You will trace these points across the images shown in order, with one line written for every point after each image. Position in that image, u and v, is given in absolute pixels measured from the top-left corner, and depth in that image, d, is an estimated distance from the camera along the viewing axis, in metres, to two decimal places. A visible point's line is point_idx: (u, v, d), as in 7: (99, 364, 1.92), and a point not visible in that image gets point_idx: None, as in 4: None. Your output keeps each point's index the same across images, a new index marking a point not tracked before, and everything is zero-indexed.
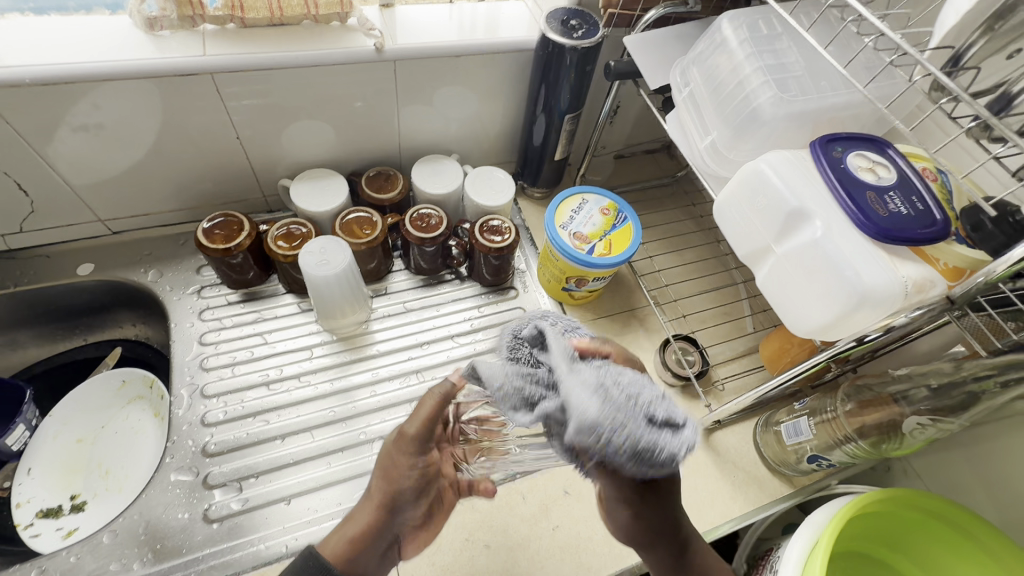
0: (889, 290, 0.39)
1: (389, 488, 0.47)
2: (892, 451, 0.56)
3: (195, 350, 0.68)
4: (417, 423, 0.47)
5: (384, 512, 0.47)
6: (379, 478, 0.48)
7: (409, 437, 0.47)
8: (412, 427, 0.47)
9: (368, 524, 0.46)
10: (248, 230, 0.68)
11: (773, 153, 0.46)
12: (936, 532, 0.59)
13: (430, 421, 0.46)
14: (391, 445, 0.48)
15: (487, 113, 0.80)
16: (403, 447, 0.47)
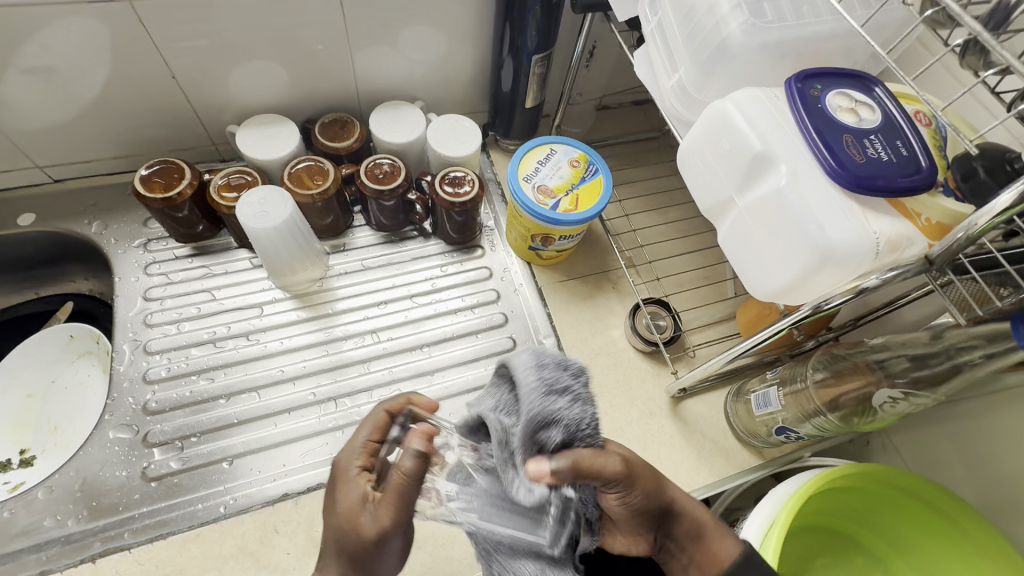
0: (856, 248, 0.35)
1: (353, 570, 0.40)
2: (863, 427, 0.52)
3: (140, 306, 0.65)
4: (391, 509, 0.39)
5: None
6: (337, 560, 0.40)
7: (382, 532, 0.39)
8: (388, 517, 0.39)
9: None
10: (189, 178, 0.63)
11: (743, 91, 0.40)
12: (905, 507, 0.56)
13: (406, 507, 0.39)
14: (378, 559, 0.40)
15: (454, 54, 0.73)
16: (378, 541, 0.39)
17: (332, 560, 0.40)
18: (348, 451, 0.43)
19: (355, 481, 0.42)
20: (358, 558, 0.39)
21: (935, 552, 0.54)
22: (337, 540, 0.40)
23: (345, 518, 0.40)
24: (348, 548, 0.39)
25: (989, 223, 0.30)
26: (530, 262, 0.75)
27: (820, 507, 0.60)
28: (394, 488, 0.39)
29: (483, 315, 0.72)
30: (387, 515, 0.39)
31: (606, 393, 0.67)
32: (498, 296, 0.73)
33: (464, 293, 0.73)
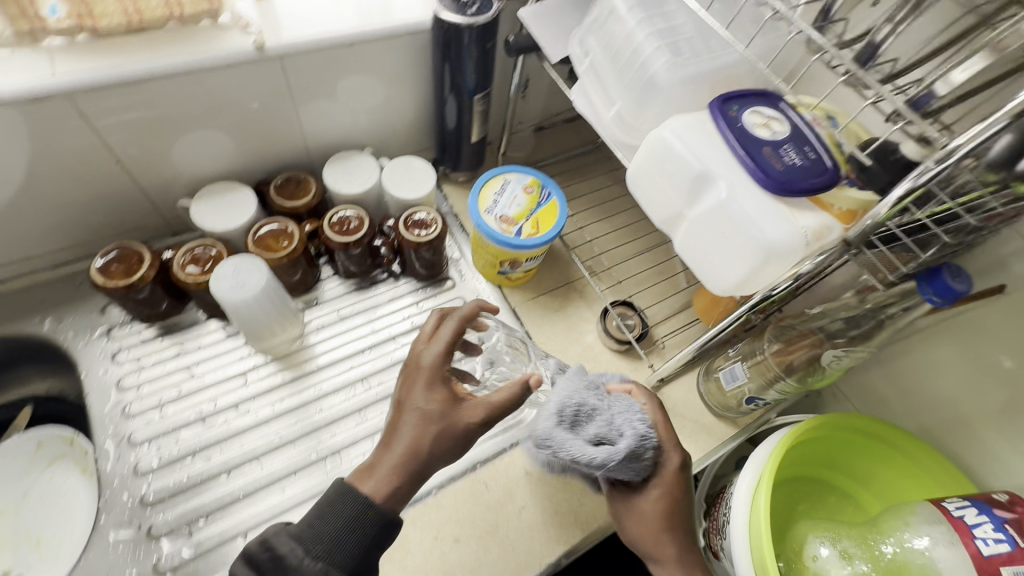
0: (791, 243, 0.41)
1: (430, 448, 0.45)
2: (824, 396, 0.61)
3: (115, 398, 0.63)
4: (495, 403, 0.47)
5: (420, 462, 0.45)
6: (421, 418, 0.46)
7: (474, 424, 0.46)
8: (487, 407, 0.47)
9: (401, 473, 0.44)
10: (149, 260, 0.62)
11: (675, 118, 0.47)
12: (863, 446, 0.65)
13: (505, 405, 0.48)
14: (454, 431, 0.46)
15: (396, 99, 0.76)
16: (467, 430, 0.46)
17: (412, 435, 0.45)
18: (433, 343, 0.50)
19: (441, 371, 0.48)
20: (442, 436, 0.45)
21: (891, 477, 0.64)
22: (427, 411, 0.46)
23: (437, 399, 0.47)
24: (434, 426, 0.45)
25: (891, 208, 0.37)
26: (501, 285, 0.78)
27: (794, 460, 0.68)
28: (493, 395, 0.48)
29: None
30: (483, 411, 0.47)
31: None
32: None
33: None
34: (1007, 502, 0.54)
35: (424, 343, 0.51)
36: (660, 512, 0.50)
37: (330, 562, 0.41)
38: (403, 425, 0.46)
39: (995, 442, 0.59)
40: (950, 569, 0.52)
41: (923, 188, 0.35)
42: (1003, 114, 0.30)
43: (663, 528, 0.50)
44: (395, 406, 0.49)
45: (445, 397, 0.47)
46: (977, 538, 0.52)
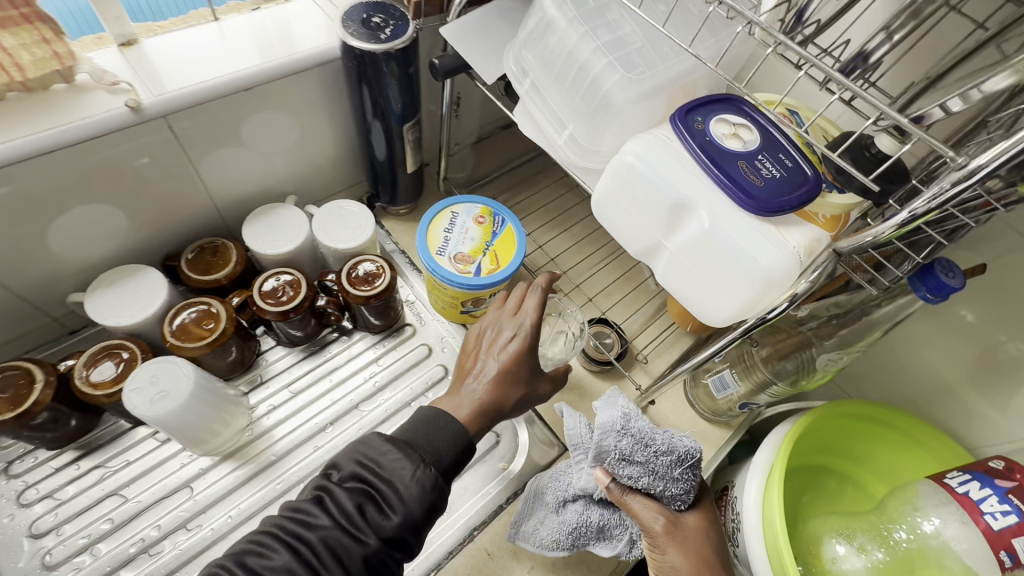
0: (787, 268, 0.37)
1: (508, 402, 0.48)
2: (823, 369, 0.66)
3: (30, 549, 0.53)
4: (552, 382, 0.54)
5: (500, 414, 0.48)
6: (514, 375, 0.49)
7: (542, 394, 0.52)
8: (548, 384, 0.53)
9: (481, 419, 0.47)
10: (42, 379, 0.52)
11: (637, 140, 0.42)
12: (856, 430, 0.65)
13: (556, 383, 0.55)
14: (528, 394, 0.51)
15: (315, 138, 0.67)
16: (535, 395, 0.52)
17: (497, 384, 0.48)
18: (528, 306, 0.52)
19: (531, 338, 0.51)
20: (521, 392, 0.50)
21: (887, 454, 0.64)
22: (518, 371, 0.49)
23: (529, 357, 0.50)
24: (519, 384, 0.49)
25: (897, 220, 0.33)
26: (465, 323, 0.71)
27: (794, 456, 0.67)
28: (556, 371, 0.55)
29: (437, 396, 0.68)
30: (549, 384, 0.53)
31: None
32: (447, 370, 0.69)
33: (410, 381, 0.68)
34: (1006, 470, 0.53)
35: (510, 318, 0.52)
36: (698, 543, 0.49)
37: (439, 470, 0.42)
38: (491, 373, 0.48)
39: (981, 405, 0.60)
40: (966, 548, 0.52)
41: (937, 211, 0.32)
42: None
43: (711, 559, 0.48)
44: (472, 357, 0.51)
45: (533, 362, 0.51)
46: (986, 513, 0.51)
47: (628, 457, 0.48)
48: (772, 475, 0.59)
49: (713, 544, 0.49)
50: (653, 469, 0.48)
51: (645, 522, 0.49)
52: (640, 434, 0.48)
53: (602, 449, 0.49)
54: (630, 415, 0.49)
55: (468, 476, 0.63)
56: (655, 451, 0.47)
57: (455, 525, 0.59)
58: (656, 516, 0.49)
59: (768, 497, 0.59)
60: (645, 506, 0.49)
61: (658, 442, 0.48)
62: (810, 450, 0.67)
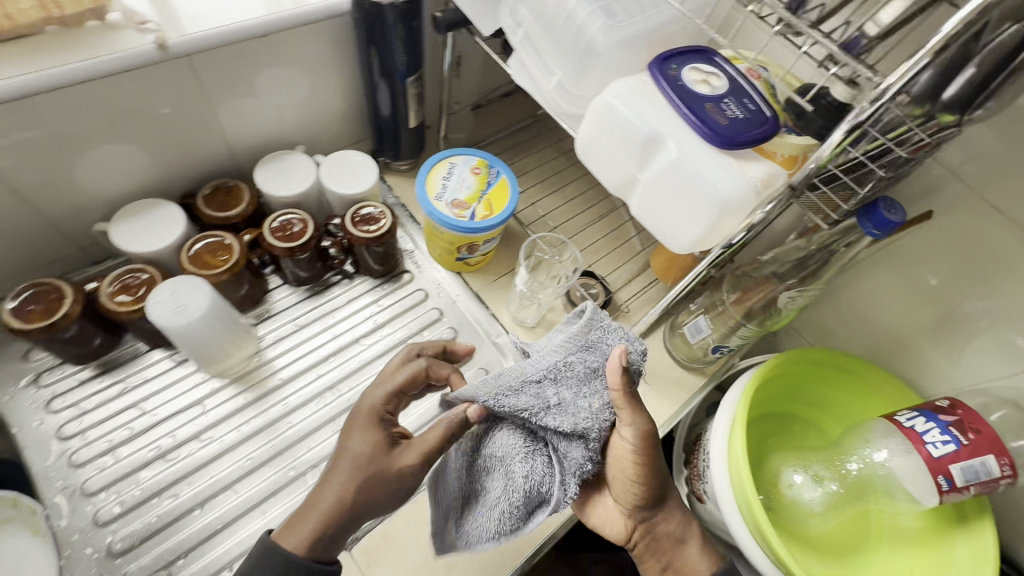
0: (742, 195, 0.42)
1: (354, 495, 0.44)
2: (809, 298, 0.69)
3: (57, 449, 0.58)
4: (421, 450, 0.46)
5: (351, 510, 0.44)
6: (356, 463, 0.45)
7: (408, 467, 0.45)
8: (413, 457, 0.45)
9: (323, 522, 0.44)
10: (70, 295, 0.57)
11: (618, 83, 0.46)
12: (817, 374, 0.70)
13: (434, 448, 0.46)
14: (383, 478, 0.45)
15: (323, 91, 0.71)
16: (397, 472, 0.45)
17: (340, 479, 0.45)
18: (383, 386, 0.50)
19: (382, 414, 0.48)
20: (368, 480, 0.45)
21: (841, 397, 0.70)
22: (360, 457, 0.45)
23: (371, 444, 0.46)
24: (362, 471, 0.44)
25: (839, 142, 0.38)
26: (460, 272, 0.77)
27: (761, 399, 0.71)
28: (432, 434, 0.46)
29: (433, 335, 0.73)
30: (416, 454, 0.45)
31: None
32: (442, 314, 0.74)
33: (406, 321, 0.73)
34: (949, 406, 0.57)
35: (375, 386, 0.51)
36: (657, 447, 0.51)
37: None
38: (337, 466, 0.46)
39: (932, 353, 0.65)
40: (908, 475, 0.57)
41: (859, 128, 0.37)
42: (928, 52, 0.32)
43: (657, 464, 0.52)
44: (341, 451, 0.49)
45: (379, 442, 0.46)
46: (928, 443, 0.55)
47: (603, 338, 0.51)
48: (735, 417, 0.64)
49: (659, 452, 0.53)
50: (637, 365, 0.49)
51: (636, 412, 0.47)
52: (611, 329, 0.52)
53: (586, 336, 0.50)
54: (596, 315, 0.52)
55: None
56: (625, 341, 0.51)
57: None
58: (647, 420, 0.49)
59: (735, 432, 0.63)
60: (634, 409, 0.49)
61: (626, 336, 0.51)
62: (776, 395, 0.72)
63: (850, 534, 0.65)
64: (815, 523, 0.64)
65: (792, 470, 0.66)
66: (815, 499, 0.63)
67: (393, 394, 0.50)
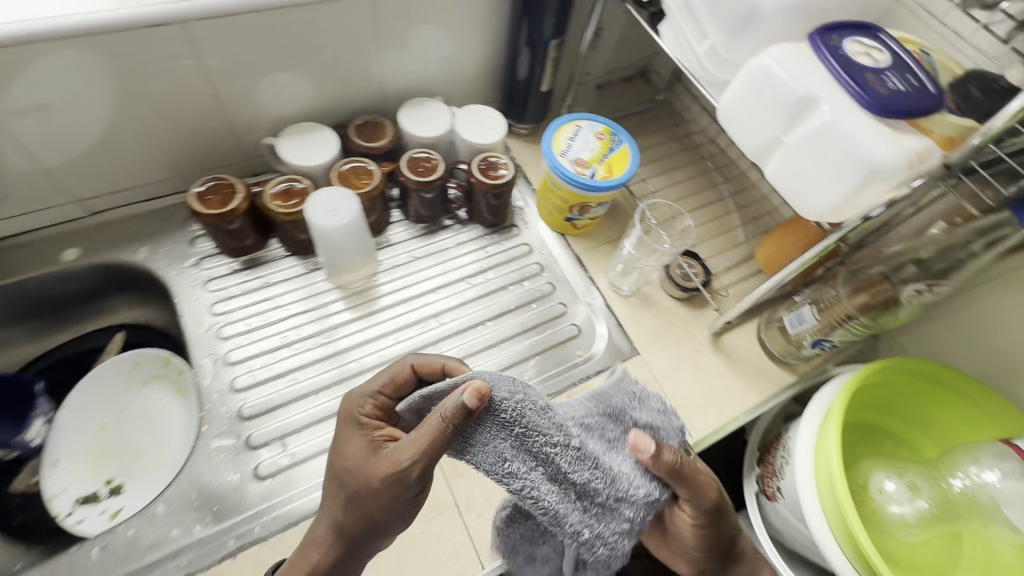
0: (894, 163, 0.42)
1: (348, 504, 0.46)
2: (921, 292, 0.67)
3: (208, 322, 0.67)
4: (408, 450, 0.43)
5: (345, 515, 0.46)
6: (343, 470, 0.47)
7: (387, 473, 0.44)
8: (401, 458, 0.43)
9: (331, 535, 0.47)
10: (242, 192, 0.66)
11: (777, 47, 0.47)
12: (925, 391, 0.65)
13: (415, 454, 0.42)
14: (367, 485, 0.45)
15: (469, 48, 0.78)
16: (384, 482, 0.44)
17: (336, 487, 0.47)
18: (365, 394, 0.51)
19: (368, 422, 0.50)
20: (359, 494, 0.45)
21: (952, 421, 0.64)
22: (345, 463, 0.47)
23: (356, 458, 0.47)
24: (352, 476, 0.46)
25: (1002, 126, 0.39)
26: (565, 234, 0.80)
27: (857, 408, 0.68)
28: (412, 440, 0.43)
29: (531, 287, 0.77)
30: (407, 458, 0.43)
31: (655, 337, 0.74)
32: (542, 269, 0.78)
33: (509, 270, 0.77)
34: None
35: (358, 393, 0.52)
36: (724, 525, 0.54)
37: None
38: (331, 476, 0.49)
39: None
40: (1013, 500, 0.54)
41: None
42: None
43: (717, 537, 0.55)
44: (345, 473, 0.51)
45: (363, 451, 0.47)
46: None
47: (628, 406, 0.48)
48: (832, 412, 0.61)
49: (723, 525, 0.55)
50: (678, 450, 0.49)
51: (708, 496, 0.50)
52: (641, 397, 0.49)
53: (607, 402, 0.48)
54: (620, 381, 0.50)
55: (546, 356, 0.71)
56: (652, 410, 0.48)
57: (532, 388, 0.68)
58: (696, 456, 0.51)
59: (825, 432, 0.61)
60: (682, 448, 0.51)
61: (659, 403, 0.49)
62: (873, 406, 0.68)
63: (939, 559, 0.60)
64: (904, 536, 0.60)
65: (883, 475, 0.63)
66: (905, 508, 0.61)
67: (373, 399, 0.51)
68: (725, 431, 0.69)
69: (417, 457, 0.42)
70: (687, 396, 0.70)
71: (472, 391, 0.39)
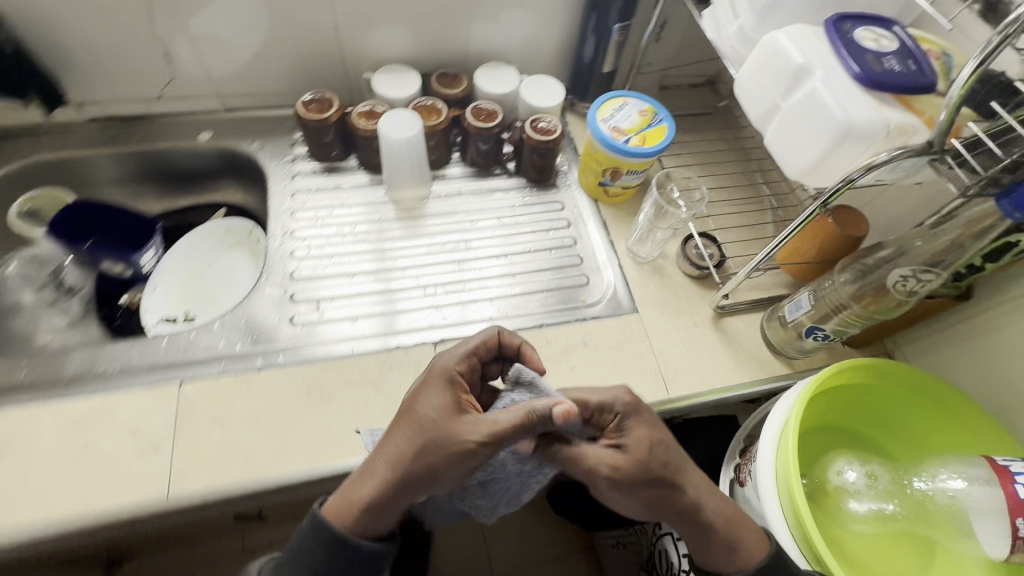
0: (870, 124, 0.46)
1: (413, 455, 0.50)
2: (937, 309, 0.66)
3: (287, 203, 0.83)
4: (487, 425, 0.50)
5: (408, 469, 0.50)
6: (419, 421, 0.51)
7: (474, 438, 0.49)
8: (481, 431, 0.49)
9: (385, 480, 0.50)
10: (337, 107, 0.81)
11: (790, 27, 0.53)
12: (907, 400, 0.64)
13: (501, 430, 0.49)
14: (451, 444, 0.49)
15: (549, 27, 0.89)
16: (465, 448, 0.49)
17: (407, 436, 0.51)
18: (457, 358, 0.56)
19: (454, 383, 0.54)
20: (438, 447, 0.49)
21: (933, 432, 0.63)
22: (426, 414, 0.51)
23: (443, 410, 0.51)
24: (432, 431, 0.50)
25: (961, 98, 0.42)
26: (598, 201, 0.88)
27: (831, 410, 0.67)
28: (496, 420, 0.50)
29: (556, 237, 0.85)
30: (483, 432, 0.49)
31: (658, 303, 0.79)
32: (568, 225, 0.86)
33: (540, 219, 0.86)
34: None
35: (448, 355, 0.57)
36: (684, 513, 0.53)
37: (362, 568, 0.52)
38: (398, 425, 0.52)
39: None
40: (976, 505, 0.54)
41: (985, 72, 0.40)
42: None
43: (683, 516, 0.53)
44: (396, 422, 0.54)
45: (450, 410, 0.51)
46: (1017, 482, 0.51)
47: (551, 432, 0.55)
48: (791, 414, 0.60)
49: (678, 512, 0.53)
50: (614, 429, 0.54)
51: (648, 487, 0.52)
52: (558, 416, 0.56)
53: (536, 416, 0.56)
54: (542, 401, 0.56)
55: (553, 295, 0.79)
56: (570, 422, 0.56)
57: (532, 316, 0.76)
58: (640, 447, 0.52)
59: (788, 422, 0.60)
60: (628, 433, 0.53)
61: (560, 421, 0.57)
62: (851, 410, 0.67)
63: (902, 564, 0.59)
64: (861, 530, 0.61)
65: (846, 463, 0.63)
66: (865, 505, 0.61)
67: (463, 368, 0.56)
68: (704, 398, 0.72)
69: (506, 433, 0.49)
70: (674, 359, 0.74)
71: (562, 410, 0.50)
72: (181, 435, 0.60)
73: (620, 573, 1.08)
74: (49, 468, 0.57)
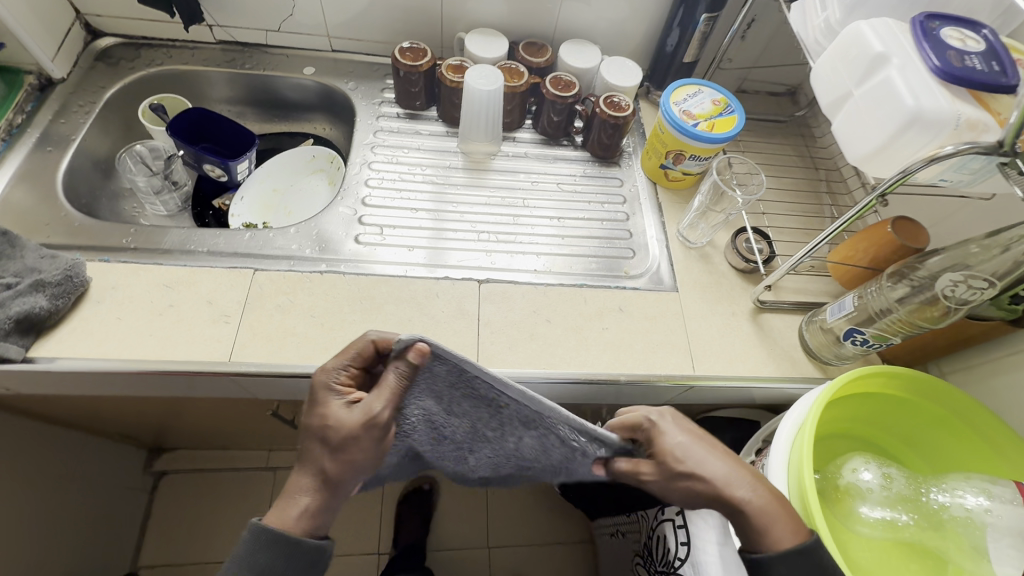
0: (940, 116, 0.47)
1: (331, 466, 0.51)
2: (992, 334, 0.64)
3: (370, 138, 0.90)
4: (378, 401, 0.52)
5: (329, 475, 0.52)
6: (319, 435, 0.52)
7: (370, 419, 0.52)
8: (374, 410, 0.52)
9: (316, 489, 0.52)
10: (429, 58, 0.88)
11: (876, 19, 0.54)
12: (932, 415, 0.64)
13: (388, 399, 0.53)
14: (352, 438, 0.51)
15: (639, 14, 0.92)
16: (363, 432, 0.51)
17: (316, 447, 0.52)
18: (336, 365, 0.55)
19: (334, 388, 0.54)
20: (343, 448, 0.51)
21: (954, 447, 0.63)
22: (322, 427, 0.52)
23: (332, 417, 0.52)
24: (329, 437, 0.51)
25: None
26: (656, 184, 0.91)
27: (851, 414, 0.67)
28: (377, 392, 0.53)
29: (610, 210, 0.88)
30: (376, 404, 0.52)
31: (698, 287, 0.80)
32: (624, 201, 0.89)
33: (597, 191, 0.90)
34: None
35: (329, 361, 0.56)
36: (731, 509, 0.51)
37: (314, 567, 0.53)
38: (307, 440, 0.53)
39: None
40: (993, 523, 0.53)
41: None
42: None
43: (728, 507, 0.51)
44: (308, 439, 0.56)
45: (340, 410, 0.53)
46: None
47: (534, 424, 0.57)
48: (809, 416, 0.58)
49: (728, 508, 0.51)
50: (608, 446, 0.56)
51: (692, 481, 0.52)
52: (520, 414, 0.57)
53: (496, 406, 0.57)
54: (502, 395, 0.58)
55: (598, 262, 0.82)
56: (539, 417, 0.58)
57: (574, 276, 0.79)
58: (682, 440, 0.54)
59: (807, 419, 0.59)
60: (668, 431, 0.55)
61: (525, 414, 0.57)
62: (870, 418, 0.67)
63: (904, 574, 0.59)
64: (868, 535, 0.60)
65: (862, 462, 0.62)
66: (879, 512, 0.59)
67: (346, 369, 0.56)
68: (729, 383, 0.73)
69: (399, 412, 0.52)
70: (705, 339, 0.75)
71: (415, 348, 0.52)
72: (247, 314, 0.67)
73: (612, 559, 1.09)
74: (137, 317, 0.65)
